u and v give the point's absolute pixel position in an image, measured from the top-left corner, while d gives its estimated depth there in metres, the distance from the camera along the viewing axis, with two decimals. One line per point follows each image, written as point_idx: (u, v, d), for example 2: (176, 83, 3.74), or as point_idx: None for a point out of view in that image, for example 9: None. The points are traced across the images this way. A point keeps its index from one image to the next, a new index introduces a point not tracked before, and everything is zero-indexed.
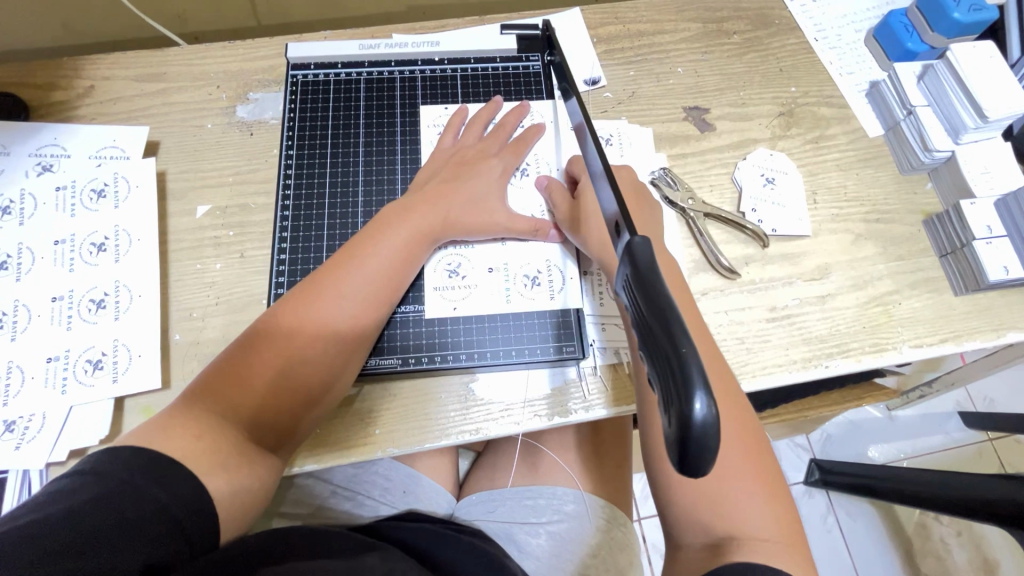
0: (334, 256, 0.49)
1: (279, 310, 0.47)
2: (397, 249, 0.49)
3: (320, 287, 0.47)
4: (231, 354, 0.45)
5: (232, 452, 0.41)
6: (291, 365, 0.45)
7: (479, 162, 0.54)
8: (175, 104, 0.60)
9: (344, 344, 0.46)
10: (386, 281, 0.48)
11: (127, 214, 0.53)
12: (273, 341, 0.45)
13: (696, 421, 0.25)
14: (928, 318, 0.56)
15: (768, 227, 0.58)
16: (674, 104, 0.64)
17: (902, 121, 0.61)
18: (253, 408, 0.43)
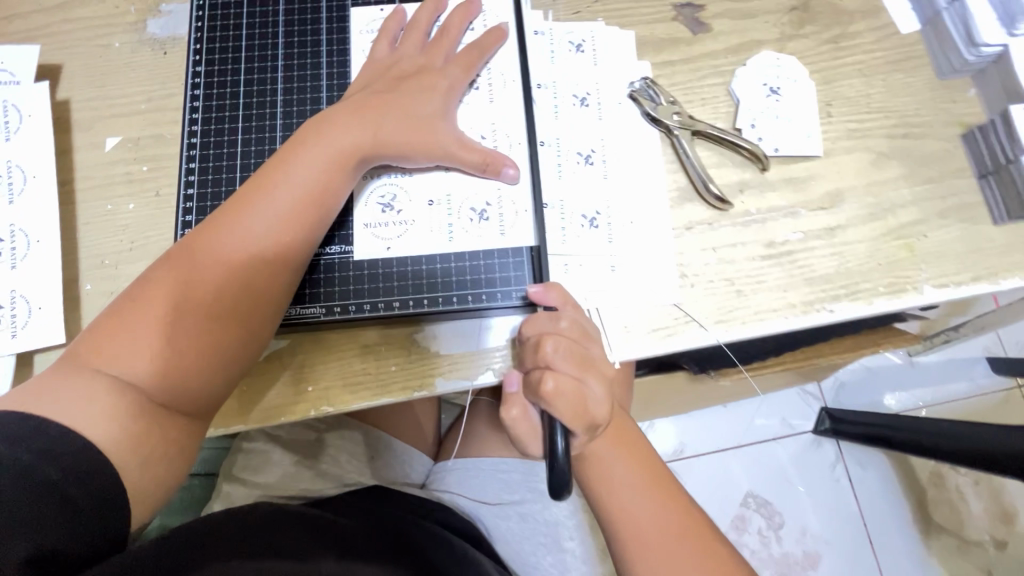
0: (244, 187, 0.41)
1: (183, 254, 0.40)
2: (321, 180, 0.41)
3: (230, 227, 0.40)
4: (129, 303, 0.39)
5: (133, 418, 0.37)
6: (202, 318, 0.39)
7: (419, 73, 0.45)
8: (76, 20, 0.52)
9: (256, 290, 0.40)
10: (302, 215, 0.41)
11: (21, 147, 0.47)
12: (176, 289, 0.39)
13: (557, 456, 0.37)
14: (959, 252, 0.47)
15: (769, 147, 0.49)
16: (661, 0, 0.53)
17: (943, 10, 0.50)
18: (160, 365, 0.38)
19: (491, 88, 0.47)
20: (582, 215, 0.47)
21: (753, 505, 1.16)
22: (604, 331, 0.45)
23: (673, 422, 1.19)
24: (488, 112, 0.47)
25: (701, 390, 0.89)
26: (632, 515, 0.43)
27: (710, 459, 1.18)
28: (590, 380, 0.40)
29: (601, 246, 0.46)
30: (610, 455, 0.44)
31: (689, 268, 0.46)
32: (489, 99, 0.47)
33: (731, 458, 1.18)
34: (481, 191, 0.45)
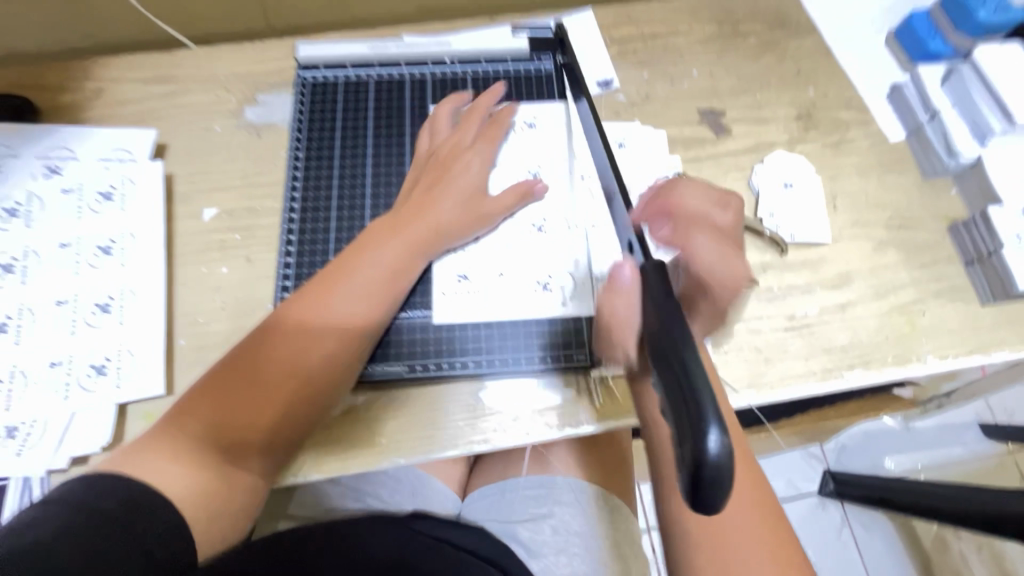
0: (324, 270, 0.47)
1: (261, 332, 0.45)
2: (388, 256, 0.47)
3: (305, 307, 0.45)
4: (213, 376, 0.44)
5: (213, 478, 0.41)
6: (275, 387, 0.43)
7: (462, 159, 0.52)
8: (184, 107, 0.60)
9: (326, 364, 0.44)
10: (370, 295, 0.47)
11: (133, 216, 0.52)
12: (259, 356, 0.44)
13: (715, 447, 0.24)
14: (954, 328, 0.54)
15: (786, 233, 0.56)
16: (688, 107, 0.62)
17: (925, 124, 0.59)
18: (242, 430, 0.42)
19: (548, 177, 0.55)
20: None
21: None
22: None
23: None
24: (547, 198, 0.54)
25: None
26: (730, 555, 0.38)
27: None
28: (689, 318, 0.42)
29: None
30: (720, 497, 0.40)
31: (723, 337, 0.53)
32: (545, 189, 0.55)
33: None
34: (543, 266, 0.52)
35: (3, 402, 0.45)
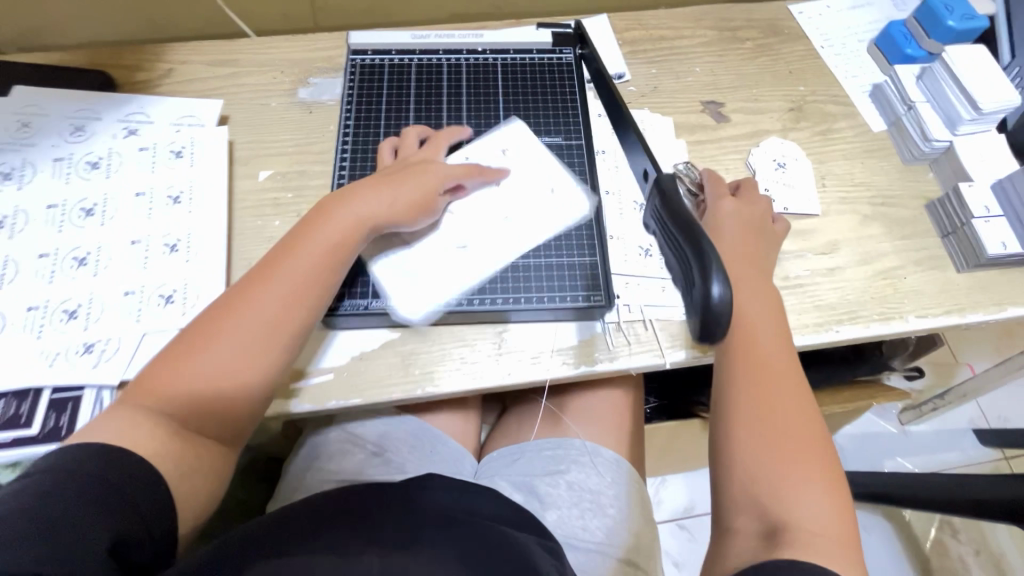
0: (266, 256, 0.50)
1: (208, 315, 0.47)
2: (328, 247, 0.50)
3: (247, 288, 0.47)
4: (167, 354, 0.46)
5: (173, 443, 0.43)
6: (221, 359, 0.45)
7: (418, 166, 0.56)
8: (244, 86, 0.67)
9: (267, 335, 0.46)
10: (306, 274, 0.48)
11: (200, 172, 0.59)
12: (203, 344, 0.45)
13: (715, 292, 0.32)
14: (933, 291, 0.60)
15: (780, 206, 0.63)
16: (692, 98, 0.70)
17: (903, 115, 0.67)
18: (192, 402, 0.44)
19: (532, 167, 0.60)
20: (639, 246, 0.59)
21: None
22: (658, 337, 0.56)
23: (683, 479, 1.24)
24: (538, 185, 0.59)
25: None
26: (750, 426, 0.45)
27: None
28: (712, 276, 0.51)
29: (655, 269, 0.58)
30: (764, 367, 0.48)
31: None
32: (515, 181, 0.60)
33: None
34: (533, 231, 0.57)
35: (81, 322, 0.51)
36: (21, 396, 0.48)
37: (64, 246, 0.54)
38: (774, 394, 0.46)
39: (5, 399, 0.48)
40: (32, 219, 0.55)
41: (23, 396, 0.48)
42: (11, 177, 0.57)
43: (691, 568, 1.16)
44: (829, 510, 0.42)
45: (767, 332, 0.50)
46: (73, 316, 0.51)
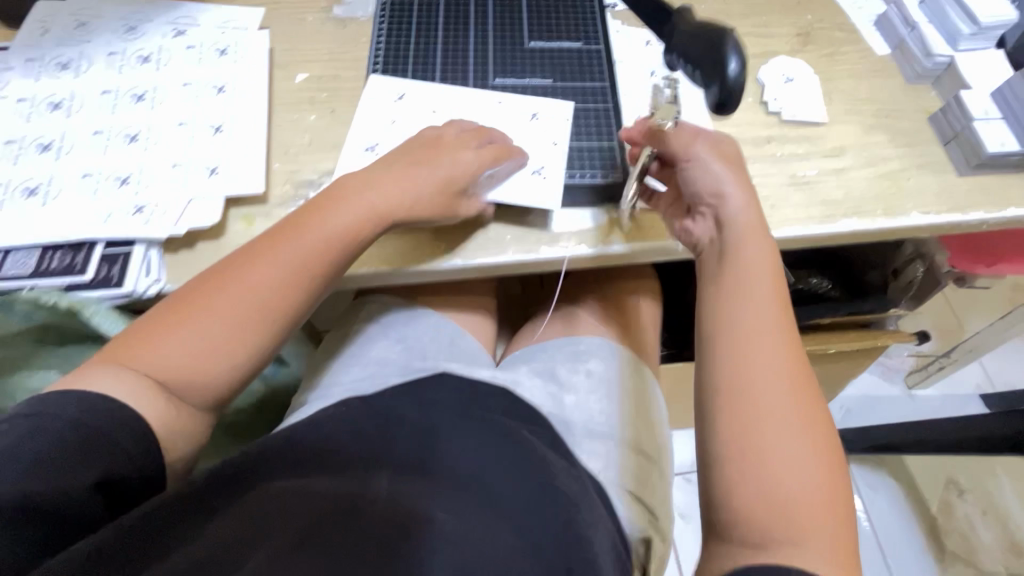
0: (276, 230, 0.50)
1: (208, 282, 0.48)
2: (325, 237, 0.50)
3: (248, 263, 0.48)
4: (164, 310, 0.47)
5: (154, 397, 0.44)
6: (211, 327, 0.46)
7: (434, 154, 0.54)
8: (282, 2, 0.71)
9: (255, 314, 0.47)
10: (302, 262, 0.49)
11: (243, 68, 0.63)
12: (196, 310, 0.46)
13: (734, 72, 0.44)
14: (935, 191, 0.63)
15: (788, 114, 0.66)
16: (705, 23, 0.73)
17: (906, 36, 0.70)
18: (175, 364, 0.45)
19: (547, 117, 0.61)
20: None
21: None
22: None
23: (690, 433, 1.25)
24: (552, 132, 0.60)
25: None
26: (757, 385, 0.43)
27: None
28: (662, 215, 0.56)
29: None
30: (755, 338, 0.45)
31: None
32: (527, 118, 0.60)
33: None
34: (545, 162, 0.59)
35: (132, 187, 0.54)
36: (77, 248, 0.52)
37: (116, 125, 0.58)
38: (765, 366, 0.44)
39: (62, 250, 0.52)
40: (87, 102, 0.59)
41: (78, 249, 0.52)
42: (69, 67, 0.61)
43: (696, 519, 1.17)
44: (818, 481, 0.41)
45: (761, 298, 0.47)
46: (124, 184, 0.55)
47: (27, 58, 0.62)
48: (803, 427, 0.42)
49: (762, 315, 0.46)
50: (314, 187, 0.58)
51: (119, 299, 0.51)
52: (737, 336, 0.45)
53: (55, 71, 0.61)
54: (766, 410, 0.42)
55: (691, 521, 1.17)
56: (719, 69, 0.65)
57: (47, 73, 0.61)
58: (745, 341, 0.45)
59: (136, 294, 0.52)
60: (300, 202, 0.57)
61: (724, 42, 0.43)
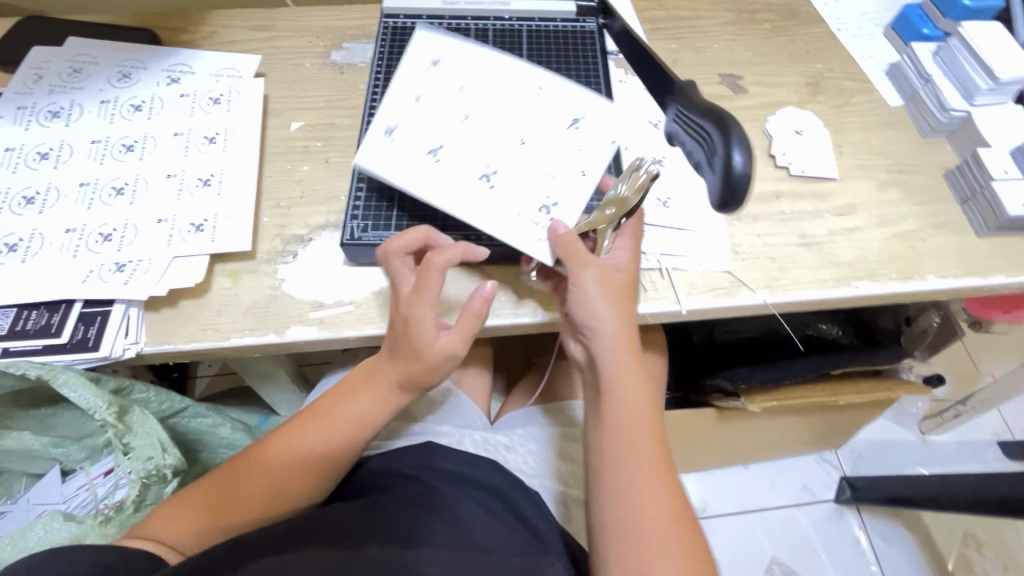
0: (321, 401, 0.51)
1: (256, 455, 0.50)
2: (360, 421, 0.50)
3: (295, 442, 0.50)
4: (215, 477, 0.49)
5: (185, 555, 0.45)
6: (246, 504, 0.48)
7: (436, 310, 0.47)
8: (280, 47, 0.70)
9: (296, 486, 0.49)
10: (339, 443, 0.50)
11: (236, 117, 0.62)
12: (242, 487, 0.48)
13: (740, 167, 0.43)
14: (953, 254, 0.60)
15: (797, 168, 0.64)
16: (711, 71, 0.71)
17: (919, 89, 0.68)
18: (207, 534, 0.46)
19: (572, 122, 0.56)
20: (656, 199, 0.60)
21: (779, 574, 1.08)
22: (674, 286, 0.56)
23: (696, 478, 1.17)
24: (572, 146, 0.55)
25: (728, 423, 0.93)
26: (641, 511, 0.45)
27: (735, 521, 1.13)
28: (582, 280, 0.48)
29: (673, 221, 0.59)
30: (626, 436, 0.47)
31: (740, 247, 0.59)
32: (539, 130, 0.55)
33: (755, 521, 1.13)
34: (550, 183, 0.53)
35: (116, 244, 0.53)
36: (54, 308, 0.50)
37: (103, 177, 0.57)
38: (637, 464, 0.46)
39: (37, 309, 0.50)
40: (76, 152, 0.58)
41: (55, 308, 0.50)
42: (60, 115, 0.60)
43: None
44: None
45: (632, 411, 0.48)
46: (107, 239, 0.53)
47: (18, 105, 0.60)
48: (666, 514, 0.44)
49: (635, 409, 0.48)
50: (303, 243, 0.56)
51: (94, 362, 0.49)
52: (618, 452, 0.47)
53: (46, 119, 0.60)
54: (636, 505, 0.45)
55: None
56: (745, 161, 0.43)
57: (38, 121, 0.60)
58: (619, 457, 0.47)
59: (112, 357, 0.50)
60: (288, 258, 0.55)
61: (727, 136, 0.45)
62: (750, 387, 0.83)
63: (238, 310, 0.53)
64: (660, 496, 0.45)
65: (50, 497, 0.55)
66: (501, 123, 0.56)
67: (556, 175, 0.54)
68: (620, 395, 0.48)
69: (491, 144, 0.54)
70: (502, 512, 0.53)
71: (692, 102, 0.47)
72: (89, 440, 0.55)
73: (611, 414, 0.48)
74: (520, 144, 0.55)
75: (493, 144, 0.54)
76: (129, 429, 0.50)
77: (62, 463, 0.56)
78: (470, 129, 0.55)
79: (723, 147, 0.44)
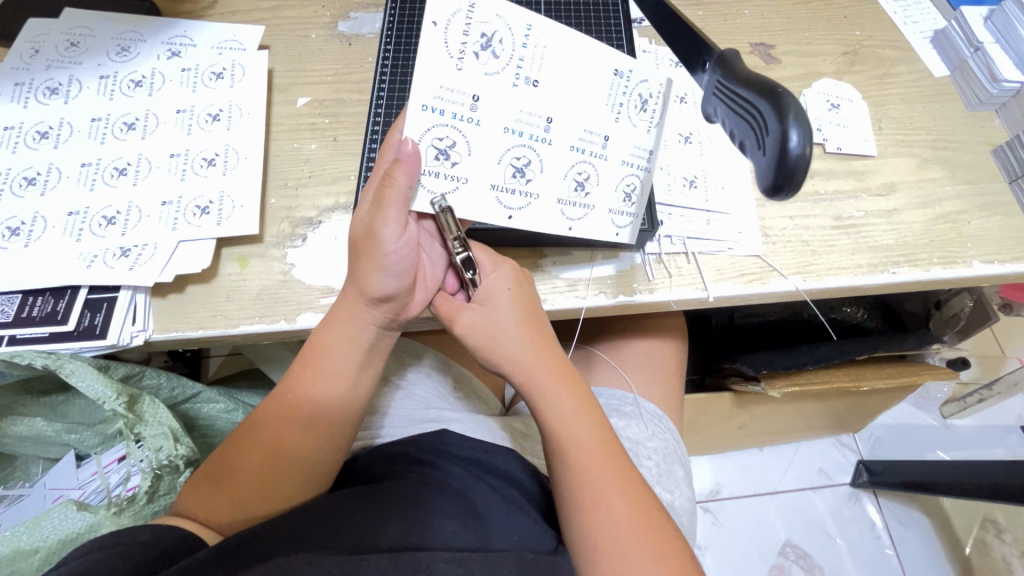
0: (306, 344, 0.48)
1: (263, 408, 0.48)
2: (349, 338, 0.46)
3: (300, 386, 0.47)
4: (235, 440, 0.47)
5: (239, 513, 0.45)
6: (268, 454, 0.46)
7: (374, 214, 0.43)
8: (284, 17, 0.65)
9: (313, 425, 0.47)
10: (341, 365, 0.47)
11: (240, 93, 0.59)
12: (255, 435, 0.46)
13: (794, 147, 0.33)
14: (999, 237, 0.56)
15: (833, 145, 0.60)
16: (740, 40, 0.66)
17: (969, 58, 0.63)
18: (245, 494, 0.45)
19: (641, 98, 0.47)
20: (683, 178, 0.57)
21: (792, 556, 1.07)
22: (701, 271, 0.54)
23: (709, 460, 1.15)
24: (642, 128, 0.48)
25: (745, 410, 0.89)
26: (612, 522, 0.44)
27: (748, 504, 1.11)
28: (466, 315, 0.48)
29: (700, 202, 0.56)
30: (580, 463, 0.45)
31: (771, 230, 0.55)
32: (616, 117, 0.47)
33: (768, 503, 1.11)
34: (629, 172, 0.49)
35: (120, 228, 0.51)
36: (58, 295, 0.49)
37: (105, 156, 0.55)
38: (595, 485, 0.45)
39: (43, 296, 0.49)
40: (76, 130, 0.56)
41: (60, 295, 0.49)
42: (59, 92, 0.58)
43: (714, 553, 1.07)
44: None
45: (581, 436, 0.46)
46: (111, 222, 0.52)
47: (15, 82, 0.58)
48: (634, 522, 0.44)
49: (578, 431, 0.46)
50: (312, 226, 0.54)
51: (102, 349, 0.48)
52: (571, 477, 0.46)
53: (44, 97, 0.57)
54: (601, 525, 0.44)
55: (708, 555, 1.07)
56: (801, 142, 0.33)
57: (36, 98, 0.57)
58: (576, 483, 0.45)
59: (119, 345, 0.48)
60: (298, 241, 0.53)
61: (784, 108, 0.33)
62: (771, 372, 0.77)
63: (247, 296, 0.51)
64: (626, 510, 0.44)
65: (67, 482, 0.55)
66: (575, 109, 0.45)
67: (634, 166, 0.49)
68: (553, 422, 0.47)
69: (576, 145, 0.46)
70: (520, 504, 0.50)
71: (736, 75, 0.37)
72: (101, 427, 0.55)
73: (553, 436, 0.47)
74: (603, 141, 0.47)
75: (576, 146, 0.46)
76: (140, 418, 0.49)
77: (76, 449, 0.56)
78: (488, 113, 0.43)
79: (767, 117, 0.34)
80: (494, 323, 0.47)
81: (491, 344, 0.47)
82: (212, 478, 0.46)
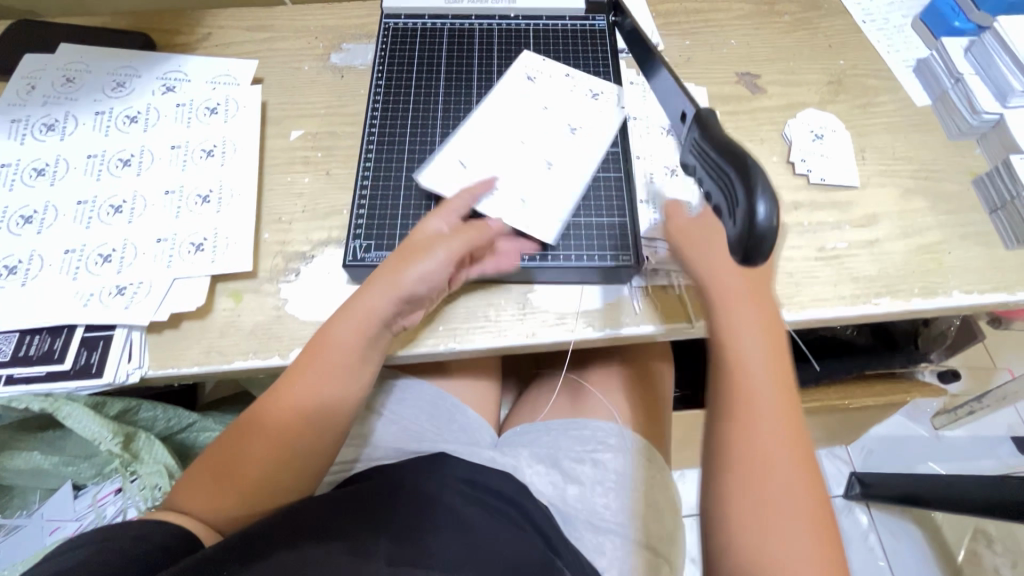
0: (316, 335, 0.48)
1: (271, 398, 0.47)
2: (357, 334, 0.47)
3: (309, 382, 0.47)
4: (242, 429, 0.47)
5: (238, 507, 0.46)
6: (273, 451, 0.46)
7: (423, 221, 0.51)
8: (278, 49, 0.66)
9: (316, 426, 0.47)
10: (349, 363, 0.47)
11: (234, 128, 0.60)
12: (262, 427, 0.46)
13: (759, 219, 0.34)
14: (978, 267, 0.57)
15: (817, 176, 0.61)
16: (727, 70, 0.68)
17: (950, 89, 0.65)
18: (245, 487, 0.46)
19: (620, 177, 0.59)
20: None
21: None
22: (687, 304, 0.54)
23: None
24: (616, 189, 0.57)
25: None
26: (775, 479, 0.37)
27: None
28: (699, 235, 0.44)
29: None
30: (754, 401, 0.39)
31: None
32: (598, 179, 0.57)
33: None
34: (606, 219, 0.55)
35: (116, 266, 0.52)
36: (55, 334, 0.50)
37: (101, 194, 0.56)
38: (760, 432, 0.39)
39: (40, 335, 0.50)
40: (72, 167, 0.57)
41: (57, 333, 0.50)
42: (55, 129, 0.59)
43: None
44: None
45: (762, 371, 0.40)
46: (107, 260, 0.53)
47: (11, 119, 0.59)
48: (805, 501, 0.37)
49: (758, 362, 0.41)
50: (305, 259, 0.55)
51: (98, 388, 0.49)
52: (732, 416, 0.39)
53: (40, 133, 0.58)
54: (763, 474, 0.37)
55: None
56: (769, 212, 0.34)
57: (33, 135, 0.58)
58: (750, 413, 0.39)
59: (116, 383, 0.49)
60: (291, 276, 0.54)
61: (752, 182, 0.34)
62: None
63: (241, 332, 0.52)
64: (794, 484, 0.37)
65: (63, 514, 0.56)
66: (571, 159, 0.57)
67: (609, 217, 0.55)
68: (734, 337, 0.41)
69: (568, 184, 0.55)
70: (514, 519, 0.51)
71: (712, 137, 0.38)
72: (97, 459, 0.56)
73: (729, 354, 0.41)
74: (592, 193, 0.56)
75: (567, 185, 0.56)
76: (135, 457, 0.54)
77: (72, 481, 0.57)
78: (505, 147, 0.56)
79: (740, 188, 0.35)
80: (705, 235, 0.43)
81: (701, 259, 0.43)
82: (218, 468, 0.46)
